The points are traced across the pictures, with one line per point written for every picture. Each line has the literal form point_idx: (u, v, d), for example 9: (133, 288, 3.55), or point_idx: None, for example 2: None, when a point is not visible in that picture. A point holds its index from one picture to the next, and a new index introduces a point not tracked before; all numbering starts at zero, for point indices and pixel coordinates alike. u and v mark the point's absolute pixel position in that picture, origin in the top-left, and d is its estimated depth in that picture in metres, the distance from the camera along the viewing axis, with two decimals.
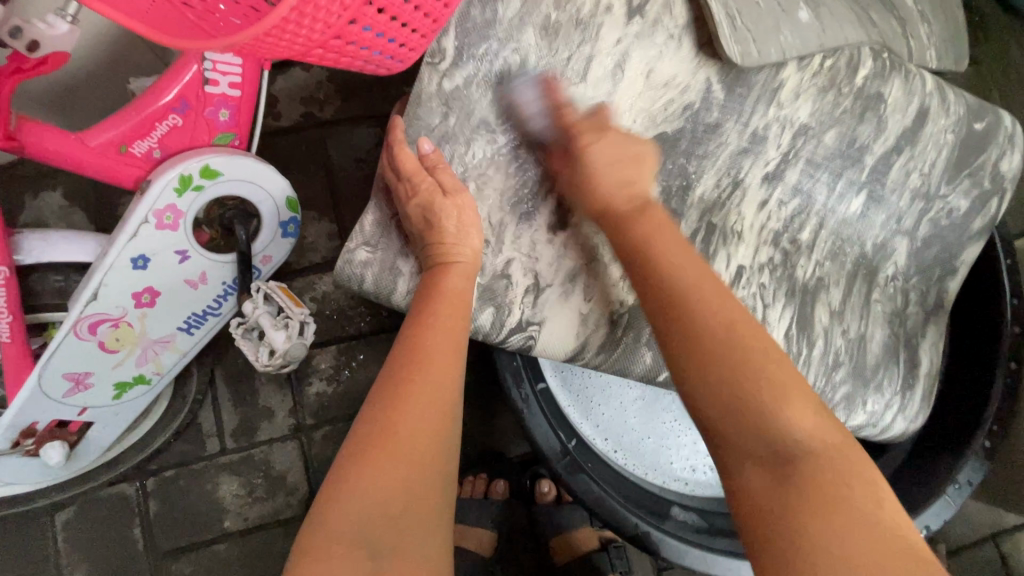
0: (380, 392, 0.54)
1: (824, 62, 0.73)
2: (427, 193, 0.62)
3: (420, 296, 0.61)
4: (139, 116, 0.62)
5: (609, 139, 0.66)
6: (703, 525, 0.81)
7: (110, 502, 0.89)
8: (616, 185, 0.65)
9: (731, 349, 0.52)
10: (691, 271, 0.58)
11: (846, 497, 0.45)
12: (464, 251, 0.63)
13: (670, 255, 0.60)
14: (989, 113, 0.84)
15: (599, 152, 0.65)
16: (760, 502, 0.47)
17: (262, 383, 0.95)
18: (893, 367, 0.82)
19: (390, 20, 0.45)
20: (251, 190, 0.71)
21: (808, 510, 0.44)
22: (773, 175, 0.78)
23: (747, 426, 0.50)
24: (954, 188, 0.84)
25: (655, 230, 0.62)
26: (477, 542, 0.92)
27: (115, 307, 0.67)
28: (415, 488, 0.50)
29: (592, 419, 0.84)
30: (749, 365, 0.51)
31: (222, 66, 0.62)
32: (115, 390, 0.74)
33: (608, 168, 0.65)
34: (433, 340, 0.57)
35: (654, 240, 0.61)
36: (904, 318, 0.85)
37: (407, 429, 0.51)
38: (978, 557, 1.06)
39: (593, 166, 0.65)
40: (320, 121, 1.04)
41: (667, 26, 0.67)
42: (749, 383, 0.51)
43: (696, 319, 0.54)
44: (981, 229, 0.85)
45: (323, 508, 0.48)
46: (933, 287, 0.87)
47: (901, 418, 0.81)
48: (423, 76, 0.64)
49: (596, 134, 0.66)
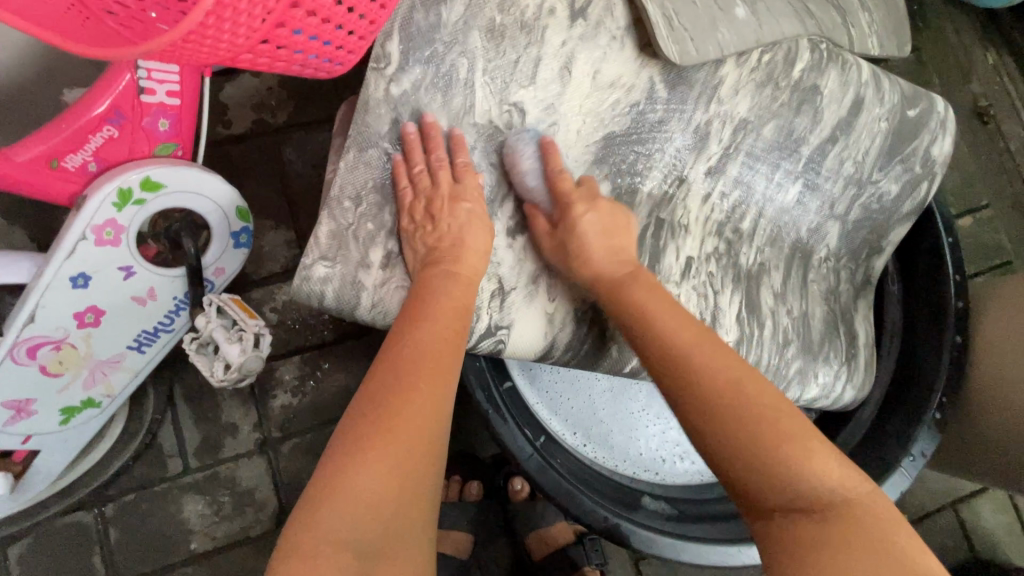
0: (373, 391, 0.53)
1: (762, 58, 0.75)
2: (453, 195, 0.65)
3: (416, 293, 0.61)
4: (71, 129, 0.59)
5: (601, 208, 0.69)
6: (674, 513, 0.82)
7: (68, 532, 0.85)
8: (607, 254, 0.68)
9: (746, 415, 0.52)
10: (684, 334, 0.59)
11: (875, 530, 0.46)
12: (470, 258, 0.64)
13: (671, 330, 0.60)
14: (923, 100, 0.87)
15: (591, 220, 0.67)
16: (787, 545, 0.47)
17: (225, 398, 0.92)
18: (837, 342, 0.87)
19: (321, 22, 0.44)
20: (197, 201, 0.69)
21: (842, 546, 0.45)
22: (715, 168, 0.80)
23: (769, 481, 0.49)
24: (886, 174, 0.86)
25: (652, 299, 0.64)
26: (455, 548, 0.91)
27: (56, 328, 0.65)
28: (407, 489, 0.50)
29: (561, 414, 0.85)
30: (753, 426, 0.51)
31: (158, 74, 0.60)
32: (62, 415, 0.70)
33: (599, 236, 0.67)
34: (429, 339, 0.57)
35: (659, 312, 0.62)
36: (840, 294, 0.90)
37: (407, 424, 0.52)
38: (938, 524, 1.10)
39: (585, 235, 0.67)
40: (273, 128, 1.01)
41: (609, 28, 0.69)
42: (766, 446, 0.50)
43: (705, 385, 0.55)
44: (910, 212, 0.89)
45: (313, 503, 0.48)
46: (861, 265, 0.92)
47: (849, 388, 0.86)
48: (369, 82, 0.63)
49: (587, 202, 0.68)
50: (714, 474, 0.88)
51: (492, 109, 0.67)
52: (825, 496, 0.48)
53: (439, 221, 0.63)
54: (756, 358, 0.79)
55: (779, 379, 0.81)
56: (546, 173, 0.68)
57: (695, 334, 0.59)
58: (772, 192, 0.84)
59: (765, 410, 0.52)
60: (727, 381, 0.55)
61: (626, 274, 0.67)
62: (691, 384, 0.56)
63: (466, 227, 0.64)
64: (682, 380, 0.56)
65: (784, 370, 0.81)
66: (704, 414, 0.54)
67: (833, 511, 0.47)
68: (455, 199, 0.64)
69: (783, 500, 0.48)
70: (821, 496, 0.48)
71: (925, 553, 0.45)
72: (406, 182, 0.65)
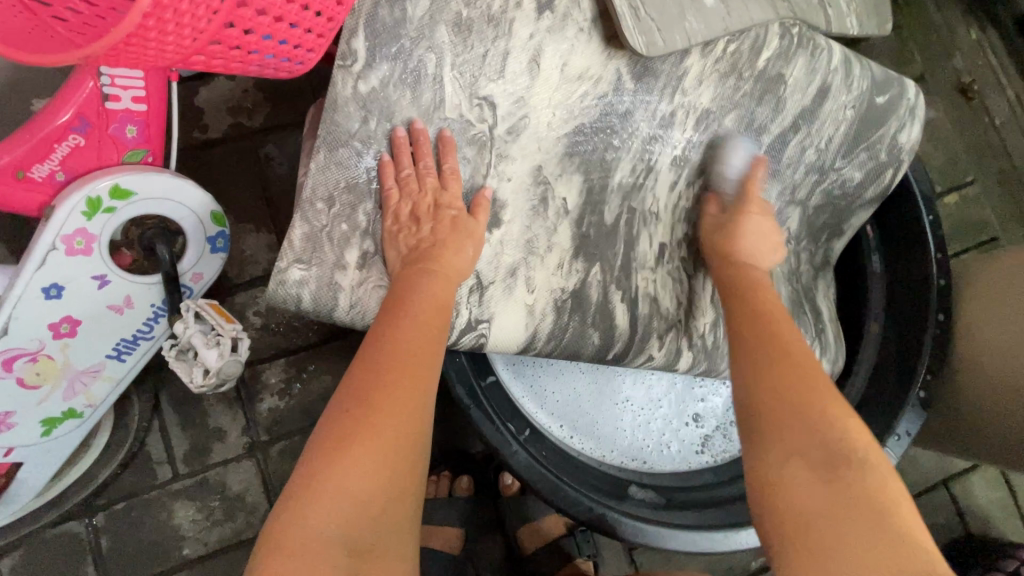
0: (350, 391, 0.52)
1: (727, 48, 0.75)
2: (436, 192, 0.65)
3: (392, 295, 0.60)
4: (34, 139, 0.59)
5: (765, 216, 0.77)
6: (660, 501, 0.81)
7: (59, 542, 0.85)
8: (751, 249, 0.74)
9: (794, 373, 0.56)
10: (773, 310, 0.66)
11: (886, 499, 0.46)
12: (447, 256, 0.62)
13: (758, 305, 0.67)
14: (893, 87, 0.86)
15: (756, 221, 0.75)
16: (793, 491, 0.48)
17: (212, 404, 0.92)
18: (802, 318, 0.88)
19: (274, 21, 0.44)
20: (169, 207, 0.69)
21: (847, 506, 0.45)
22: (682, 157, 0.80)
23: (797, 423, 0.52)
24: (849, 162, 0.87)
25: (758, 285, 0.71)
26: (445, 542, 0.91)
27: (31, 340, 0.65)
28: (394, 483, 0.50)
29: (546, 407, 0.85)
30: (811, 380, 0.55)
31: (122, 79, 0.59)
32: (43, 427, 0.70)
33: (757, 237, 0.75)
34: (408, 340, 0.56)
35: (758, 291, 0.70)
36: (799, 275, 0.91)
37: (388, 427, 0.51)
38: (931, 503, 1.11)
39: (748, 230, 0.75)
40: (249, 131, 1.01)
41: (577, 19, 0.68)
42: (813, 400, 0.53)
43: (778, 343, 0.60)
44: (871, 199, 0.90)
45: (298, 506, 0.47)
46: (820, 247, 0.93)
47: (825, 359, 0.88)
48: (336, 80, 0.62)
49: (761, 209, 0.77)
50: (703, 460, 0.89)
51: (462, 103, 0.67)
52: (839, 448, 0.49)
53: (423, 224, 0.64)
54: None
55: None
56: (744, 177, 0.79)
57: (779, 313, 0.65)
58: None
59: (809, 377, 0.55)
60: (793, 350, 0.59)
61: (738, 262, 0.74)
62: (763, 337, 0.61)
63: (446, 230, 0.64)
64: (753, 337, 0.62)
65: None
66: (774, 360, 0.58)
67: (841, 466, 0.48)
68: (440, 206, 0.64)
69: (809, 448, 0.50)
70: (846, 450, 0.49)
71: (919, 530, 0.45)
72: (393, 184, 0.64)
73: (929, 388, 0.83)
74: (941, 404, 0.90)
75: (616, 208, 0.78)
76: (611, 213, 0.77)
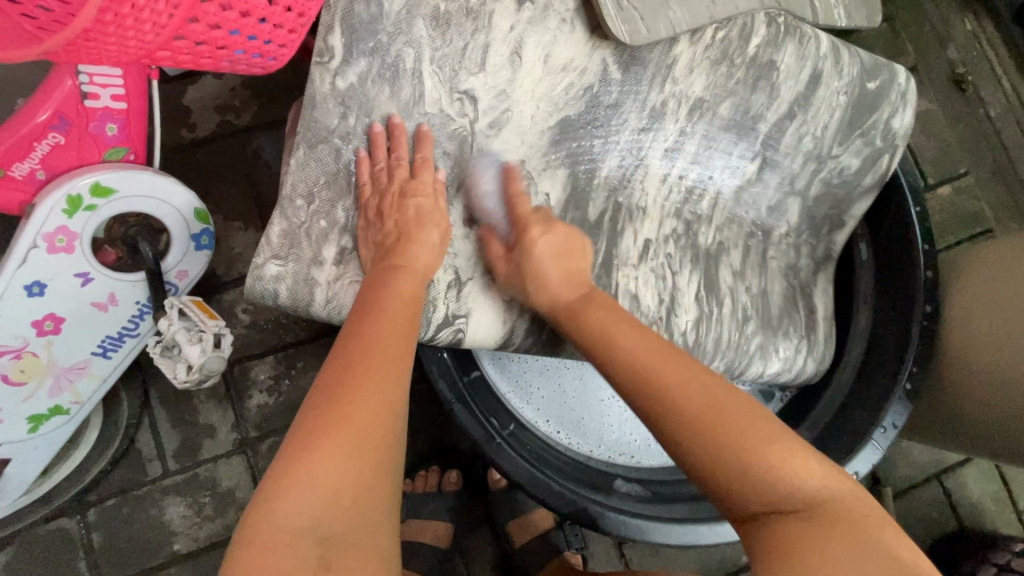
0: (326, 384, 0.53)
1: (716, 35, 0.75)
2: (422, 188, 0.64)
3: (367, 293, 0.60)
4: (14, 137, 0.59)
5: (555, 231, 0.68)
6: (646, 494, 0.82)
7: (51, 538, 0.86)
8: (562, 278, 0.67)
9: (724, 429, 0.49)
10: (646, 353, 0.57)
11: (866, 532, 0.44)
12: (424, 253, 0.63)
13: (636, 352, 0.57)
14: (883, 71, 0.85)
15: (547, 242, 0.66)
16: (781, 544, 0.44)
17: (201, 401, 0.93)
18: (795, 315, 0.88)
19: (240, 17, 0.44)
20: (152, 205, 0.69)
21: (832, 548, 0.42)
22: (672, 149, 0.80)
23: (756, 479, 0.47)
24: (846, 149, 0.86)
25: (612, 324, 0.62)
26: (433, 534, 0.92)
27: (15, 337, 0.66)
28: (369, 477, 0.50)
29: (533, 403, 0.86)
30: (743, 426, 0.49)
31: (100, 78, 0.59)
32: (30, 423, 0.71)
33: (555, 260, 0.67)
34: (380, 335, 0.56)
35: (613, 333, 0.61)
36: (798, 270, 0.90)
37: (363, 419, 0.51)
38: (924, 496, 1.10)
39: (539, 261, 0.66)
40: (236, 129, 1.01)
41: (558, 11, 0.68)
42: (752, 454, 0.47)
43: (676, 403, 0.51)
44: (871, 185, 0.88)
45: (271, 497, 0.47)
46: (822, 241, 0.91)
47: (810, 358, 0.87)
48: (313, 76, 0.63)
49: (543, 226, 0.67)
50: None
51: (442, 98, 0.67)
52: (806, 492, 0.46)
53: (386, 219, 0.63)
54: (717, 336, 0.80)
55: (742, 354, 0.82)
56: (507, 199, 0.70)
57: (660, 350, 0.57)
58: (728, 175, 0.84)
59: (743, 420, 0.49)
60: (706, 394, 0.51)
61: (581, 299, 0.65)
62: (664, 400, 0.52)
63: (414, 224, 0.62)
64: (654, 404, 0.53)
65: (744, 347, 0.82)
66: (688, 426, 0.50)
67: (818, 507, 0.45)
68: (405, 194, 0.63)
69: (775, 498, 0.46)
70: (804, 490, 0.46)
71: (908, 546, 0.43)
72: (367, 178, 0.65)
73: (917, 380, 0.82)
74: (936, 397, 0.89)
75: (602, 205, 0.77)
76: (596, 209, 0.77)
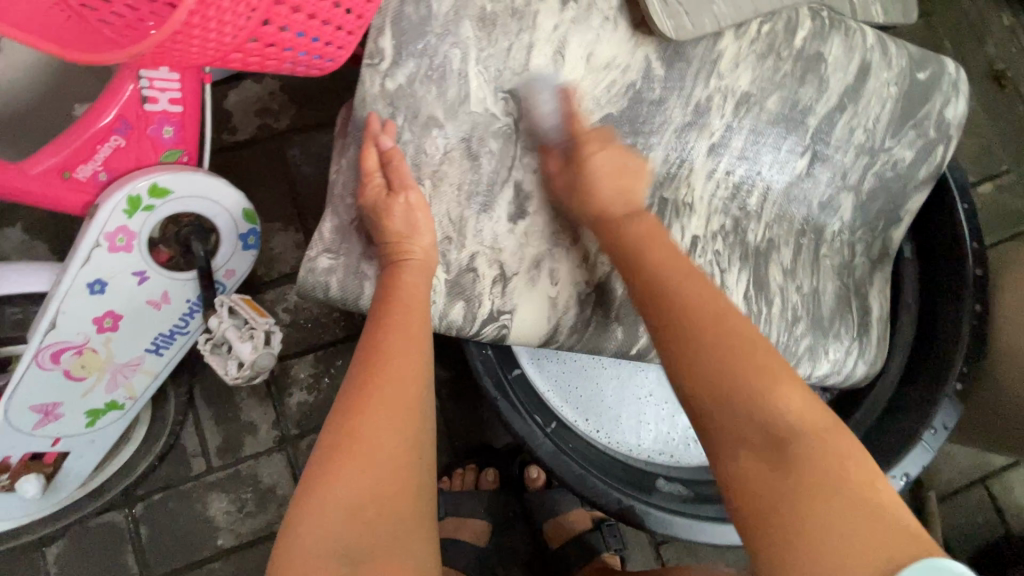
0: (342, 396, 0.54)
1: (761, 28, 0.75)
2: (374, 194, 0.63)
3: (380, 298, 0.60)
4: (79, 140, 0.61)
5: (611, 150, 0.69)
6: (689, 494, 0.81)
7: (101, 531, 0.88)
8: (616, 193, 0.67)
9: (724, 354, 0.52)
10: (676, 270, 0.60)
11: (844, 476, 0.45)
12: (421, 245, 0.62)
13: (658, 265, 0.60)
14: (932, 63, 0.84)
15: (600, 160, 0.67)
16: (754, 488, 0.47)
17: (243, 398, 0.94)
18: (847, 316, 0.86)
19: (308, 19, 0.45)
20: (204, 204, 0.71)
21: (807, 494, 0.45)
22: (719, 144, 0.79)
23: (735, 407, 0.50)
24: (897, 142, 0.85)
25: (653, 238, 0.64)
26: (471, 533, 0.92)
27: (77, 334, 0.68)
28: (387, 485, 0.50)
29: (572, 401, 0.85)
30: (739, 353, 0.52)
31: (160, 82, 0.61)
32: (88, 418, 0.74)
33: (609, 177, 0.68)
34: (389, 342, 0.57)
35: (653, 249, 0.63)
36: (852, 269, 0.88)
37: (370, 430, 0.51)
38: (969, 501, 1.07)
39: (596, 172, 0.67)
40: (275, 132, 1.03)
41: (602, 9, 0.68)
42: (739, 370, 0.51)
43: (677, 320, 0.55)
44: (926, 177, 0.87)
45: (297, 515, 0.49)
46: (878, 238, 0.90)
47: (861, 363, 0.86)
48: (364, 78, 0.64)
49: (602, 144, 0.69)
50: None
51: (487, 97, 0.67)
52: (786, 426, 0.48)
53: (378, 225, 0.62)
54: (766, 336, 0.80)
55: (789, 356, 0.81)
56: (565, 119, 0.70)
57: (681, 264, 0.60)
58: (777, 170, 0.83)
59: (739, 347, 0.52)
60: (701, 309, 0.55)
61: (630, 215, 0.66)
62: (663, 310, 0.57)
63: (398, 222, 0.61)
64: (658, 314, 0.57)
65: (794, 348, 0.81)
66: (684, 340, 0.54)
67: (791, 445, 0.48)
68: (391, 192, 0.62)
69: (753, 432, 0.49)
70: (780, 425, 0.48)
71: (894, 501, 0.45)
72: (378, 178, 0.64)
73: (967, 380, 0.81)
74: (979, 398, 0.88)
75: (649, 199, 0.77)
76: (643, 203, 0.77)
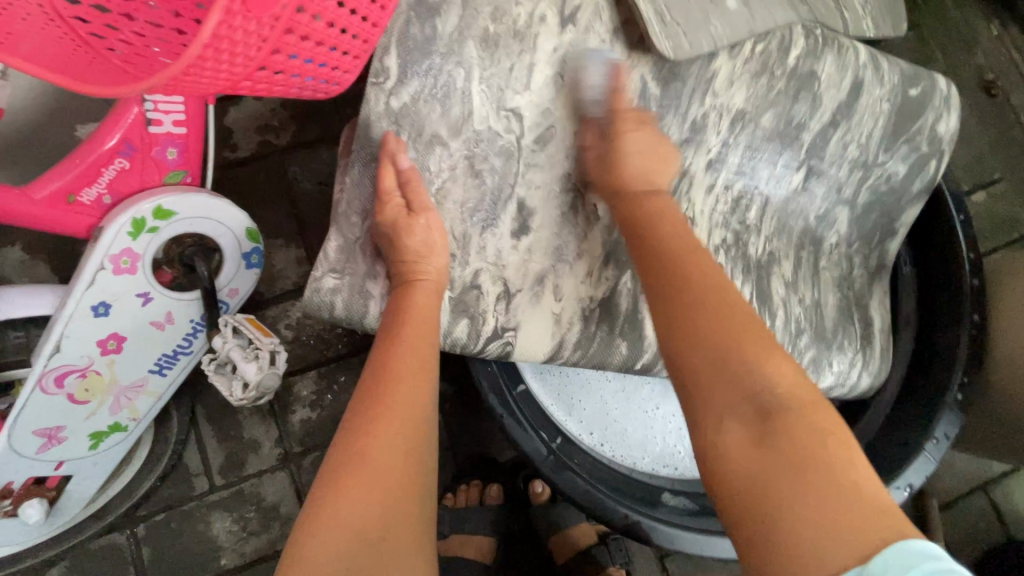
0: (353, 414, 0.54)
1: (756, 48, 0.75)
2: (393, 212, 0.62)
3: (393, 315, 0.61)
4: (84, 164, 0.61)
5: (646, 131, 0.69)
6: (693, 508, 0.82)
7: (103, 553, 0.87)
8: (639, 173, 0.67)
9: (720, 321, 0.52)
10: (677, 240, 0.61)
11: (827, 457, 0.43)
12: (433, 269, 0.63)
13: (673, 243, 0.61)
14: (924, 80, 0.85)
15: (638, 138, 0.68)
16: (735, 457, 0.46)
17: (245, 416, 0.94)
18: (850, 326, 0.87)
19: (317, 45, 0.46)
20: (208, 225, 0.71)
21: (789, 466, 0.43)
22: (715, 161, 0.80)
23: (724, 372, 0.49)
24: (892, 156, 0.86)
25: (671, 214, 0.65)
26: (476, 551, 0.92)
27: (81, 357, 0.67)
28: (394, 505, 0.51)
29: (575, 415, 0.85)
30: (736, 332, 0.51)
31: (165, 105, 0.61)
32: (91, 440, 0.73)
33: (638, 158, 0.68)
34: (400, 360, 0.57)
35: (665, 220, 0.64)
36: (851, 281, 0.90)
37: (380, 449, 0.52)
38: (972, 508, 1.08)
39: (628, 150, 0.67)
40: (276, 148, 1.03)
41: (598, 31, 0.68)
42: (735, 347, 0.50)
43: (681, 271, 0.57)
44: (920, 191, 0.89)
45: (300, 534, 0.48)
46: (874, 250, 0.92)
47: (865, 374, 0.86)
48: (369, 97, 0.64)
49: (638, 124, 0.69)
50: None
51: (490, 115, 0.67)
52: (774, 397, 0.47)
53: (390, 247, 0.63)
54: None
55: None
56: (610, 95, 0.70)
57: (685, 234, 0.62)
58: (774, 184, 0.84)
59: (738, 321, 0.52)
60: (708, 284, 0.56)
61: (649, 192, 0.67)
62: (661, 278, 0.58)
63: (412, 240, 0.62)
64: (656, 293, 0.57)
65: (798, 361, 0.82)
66: (675, 308, 0.55)
67: (776, 417, 0.46)
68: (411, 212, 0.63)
69: (737, 400, 0.48)
70: (768, 397, 0.47)
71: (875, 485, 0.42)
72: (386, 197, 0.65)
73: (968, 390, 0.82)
74: (979, 407, 0.89)
75: None
76: None
